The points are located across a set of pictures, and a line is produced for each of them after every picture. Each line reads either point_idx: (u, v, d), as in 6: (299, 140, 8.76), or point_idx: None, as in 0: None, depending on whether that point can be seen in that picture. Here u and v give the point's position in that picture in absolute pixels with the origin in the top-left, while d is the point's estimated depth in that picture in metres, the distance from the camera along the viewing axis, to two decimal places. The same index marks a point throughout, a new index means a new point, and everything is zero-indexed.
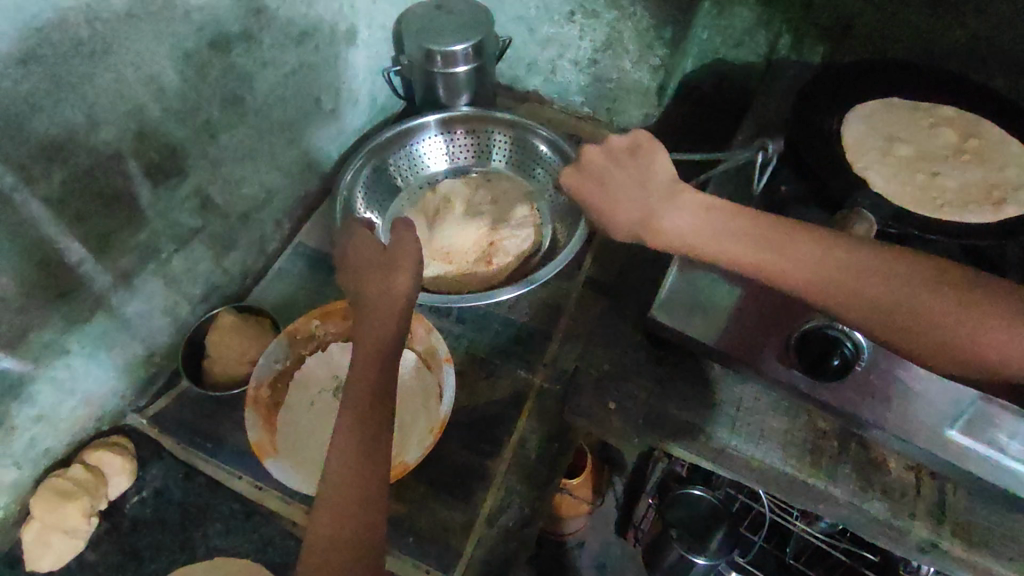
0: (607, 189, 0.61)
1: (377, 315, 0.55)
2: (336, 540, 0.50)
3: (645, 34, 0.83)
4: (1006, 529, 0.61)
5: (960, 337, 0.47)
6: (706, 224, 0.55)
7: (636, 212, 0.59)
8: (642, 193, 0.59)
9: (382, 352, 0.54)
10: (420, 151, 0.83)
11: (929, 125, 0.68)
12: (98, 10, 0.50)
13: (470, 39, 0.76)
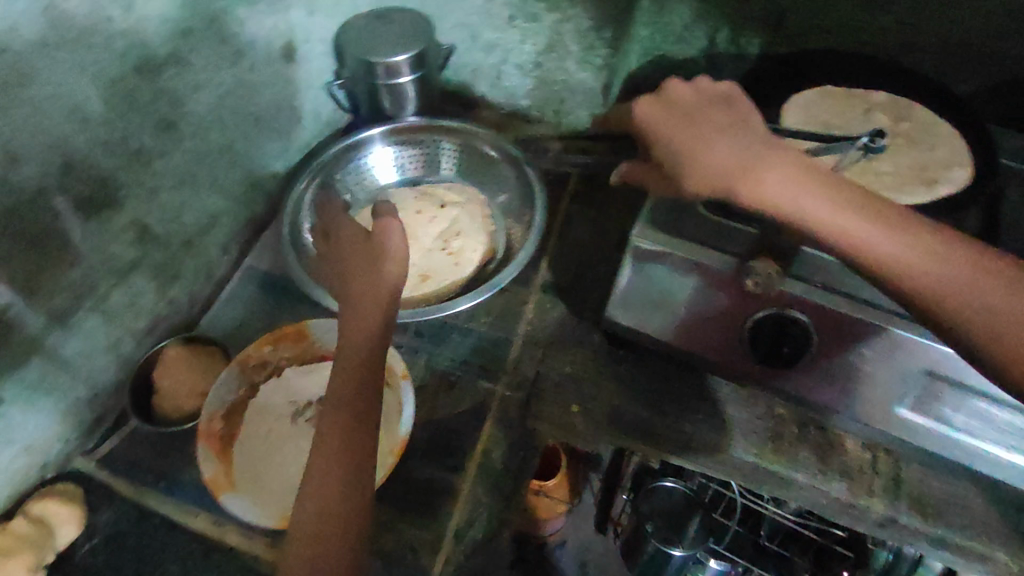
0: (694, 131, 0.59)
1: (368, 306, 0.60)
2: (322, 531, 0.52)
3: (586, 36, 0.96)
4: (954, 496, 0.64)
5: (949, 286, 0.48)
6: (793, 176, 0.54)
7: (733, 155, 0.56)
8: (734, 139, 0.57)
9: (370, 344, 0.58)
10: (368, 164, 0.89)
11: (863, 111, 0.75)
12: (9, 43, 0.52)
13: (411, 50, 0.88)
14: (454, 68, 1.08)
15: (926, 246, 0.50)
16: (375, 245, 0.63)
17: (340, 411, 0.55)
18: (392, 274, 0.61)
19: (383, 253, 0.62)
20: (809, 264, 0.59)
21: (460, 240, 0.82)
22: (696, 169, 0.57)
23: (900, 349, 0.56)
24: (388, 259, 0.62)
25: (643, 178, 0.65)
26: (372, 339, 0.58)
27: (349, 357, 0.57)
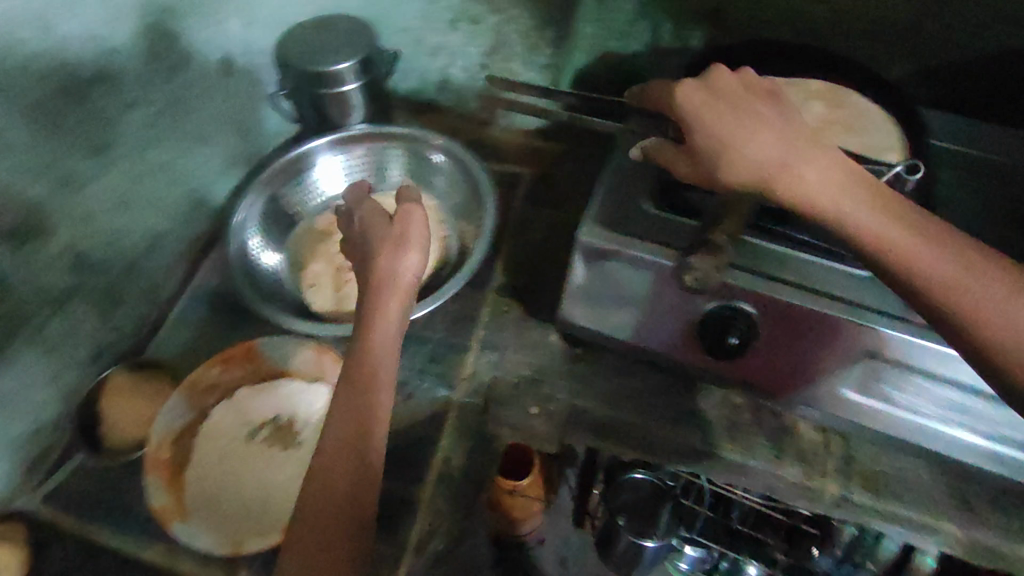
0: (736, 123, 0.56)
1: (396, 286, 0.62)
2: (351, 499, 0.53)
3: (531, 35, 0.97)
4: (903, 472, 0.66)
5: (979, 295, 0.47)
6: (835, 174, 0.53)
7: (773, 149, 0.55)
8: (778, 135, 0.55)
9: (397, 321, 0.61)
10: (315, 176, 0.87)
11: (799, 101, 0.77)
12: None
13: (353, 57, 0.87)
14: (401, 73, 1.05)
15: (938, 244, 0.49)
16: (397, 232, 0.66)
17: (376, 379, 0.57)
18: (416, 264, 0.64)
19: (407, 240, 0.65)
20: (754, 255, 0.60)
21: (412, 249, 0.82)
22: (731, 167, 0.54)
23: (840, 334, 0.57)
24: (412, 249, 0.64)
25: (670, 162, 0.59)
26: (399, 317, 0.61)
27: (382, 330, 0.60)
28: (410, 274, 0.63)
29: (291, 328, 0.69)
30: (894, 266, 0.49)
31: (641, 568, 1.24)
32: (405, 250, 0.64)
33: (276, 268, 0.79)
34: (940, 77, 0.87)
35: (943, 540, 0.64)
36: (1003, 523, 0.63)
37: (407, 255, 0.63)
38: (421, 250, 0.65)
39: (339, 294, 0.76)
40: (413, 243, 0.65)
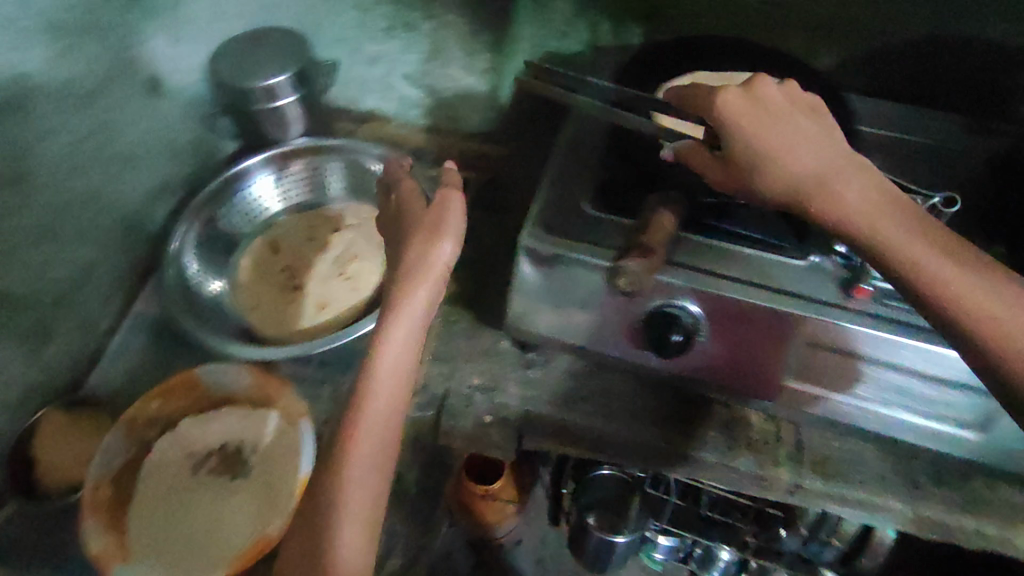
0: (776, 133, 0.54)
1: (424, 280, 0.56)
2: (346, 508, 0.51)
3: (469, 42, 0.95)
4: (852, 454, 0.68)
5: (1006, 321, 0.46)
6: (873, 190, 0.51)
7: (814, 162, 0.53)
8: (819, 149, 0.54)
9: (415, 327, 0.56)
10: (253, 196, 0.84)
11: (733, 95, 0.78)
12: None
13: (286, 71, 0.84)
14: (340, 84, 1.03)
15: (964, 273, 0.48)
16: (431, 220, 0.60)
17: (377, 401, 0.53)
18: (449, 255, 0.58)
19: (440, 229, 0.59)
20: (696, 250, 0.61)
21: (357, 263, 0.79)
22: (764, 181, 0.54)
23: (779, 325, 0.58)
24: (446, 237, 0.58)
25: (703, 166, 0.58)
26: (419, 323, 0.56)
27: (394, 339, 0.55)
28: (442, 264, 0.57)
29: (232, 352, 0.67)
30: (923, 289, 0.48)
31: (616, 562, 1.25)
32: (436, 239, 0.58)
33: (217, 291, 0.77)
34: (874, 64, 0.88)
35: (891, 517, 0.65)
36: (946, 498, 0.65)
37: (439, 245, 0.57)
38: (456, 240, 0.58)
39: (281, 315, 0.75)
40: (446, 233, 0.58)
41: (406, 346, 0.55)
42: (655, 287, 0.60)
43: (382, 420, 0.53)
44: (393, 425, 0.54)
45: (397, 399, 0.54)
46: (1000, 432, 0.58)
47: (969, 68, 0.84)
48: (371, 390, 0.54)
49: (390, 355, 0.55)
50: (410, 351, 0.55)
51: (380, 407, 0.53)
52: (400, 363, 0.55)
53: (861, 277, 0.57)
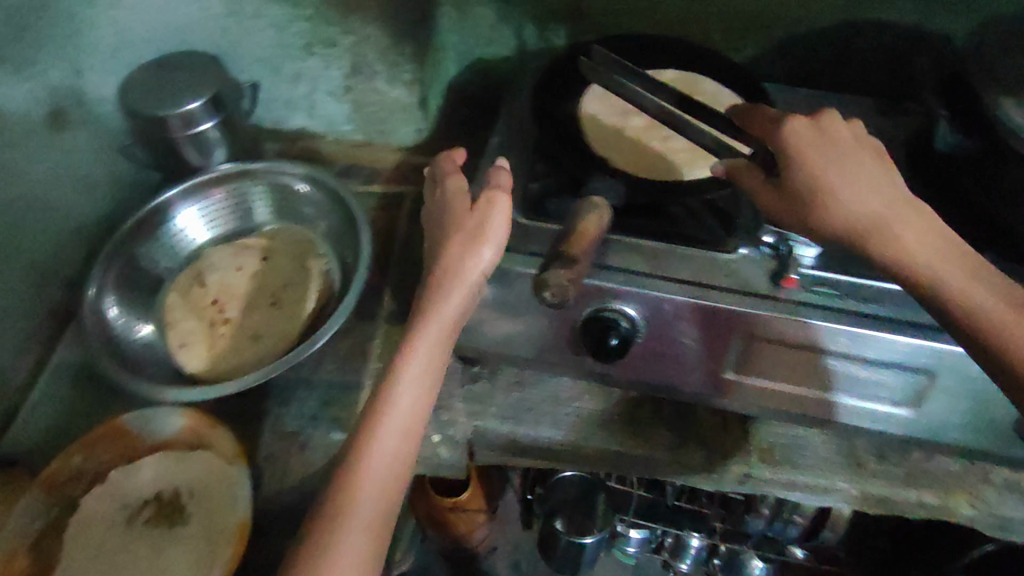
0: (839, 170, 0.53)
1: (459, 287, 0.56)
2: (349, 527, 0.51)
3: (388, 53, 0.89)
4: (795, 438, 0.69)
5: None
6: (935, 238, 0.51)
7: (875, 202, 0.52)
8: (882, 191, 0.53)
9: (444, 339, 0.56)
10: (176, 228, 0.81)
11: None
12: None
13: (201, 96, 0.81)
14: (263, 104, 0.99)
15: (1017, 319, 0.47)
16: (473, 224, 0.57)
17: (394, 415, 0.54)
18: (487, 263, 0.56)
19: (482, 235, 0.57)
20: (624, 252, 0.61)
21: (289, 290, 0.78)
22: (827, 217, 0.52)
23: (713, 320, 0.59)
24: (487, 244, 0.56)
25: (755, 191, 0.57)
26: (448, 331, 0.57)
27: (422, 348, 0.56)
28: (478, 273, 0.56)
29: (164, 396, 0.64)
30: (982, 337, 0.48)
31: (586, 563, 1.23)
32: (475, 246, 0.56)
33: (145, 334, 0.73)
34: (793, 51, 0.90)
35: (840, 498, 0.66)
36: (888, 473, 0.67)
37: (479, 252, 0.56)
38: (497, 248, 0.57)
39: (212, 351, 0.72)
40: (486, 241, 0.56)
41: (433, 356, 0.56)
42: (587, 291, 0.60)
43: (397, 436, 0.54)
44: (408, 440, 0.54)
45: (417, 411, 0.55)
46: (932, 407, 0.59)
47: (880, 50, 0.87)
48: (388, 403, 0.54)
49: (416, 365, 0.55)
50: (436, 362, 0.56)
51: (395, 423, 0.54)
52: (426, 372, 0.56)
53: (788, 267, 0.58)
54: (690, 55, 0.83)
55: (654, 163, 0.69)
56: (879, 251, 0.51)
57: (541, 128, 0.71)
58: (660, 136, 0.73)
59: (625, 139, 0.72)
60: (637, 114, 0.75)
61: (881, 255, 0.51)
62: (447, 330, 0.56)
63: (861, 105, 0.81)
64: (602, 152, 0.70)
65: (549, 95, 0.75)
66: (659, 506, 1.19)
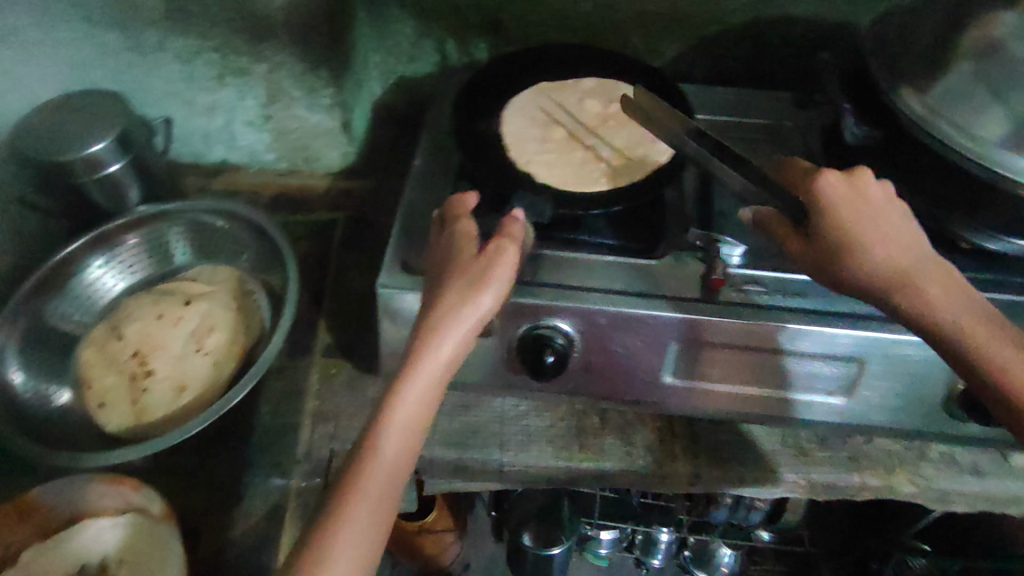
0: (871, 224, 0.51)
1: (455, 334, 0.50)
2: None
3: (305, 78, 0.86)
4: (740, 434, 0.70)
5: None
6: (961, 298, 0.49)
7: (904, 258, 0.51)
8: (909, 246, 0.51)
9: (433, 395, 0.49)
10: (88, 279, 0.78)
11: (576, 101, 0.78)
12: None
13: (105, 138, 0.77)
14: (178, 139, 0.95)
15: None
16: (477, 267, 0.52)
17: (377, 475, 0.46)
18: (487, 311, 0.51)
19: (484, 279, 0.52)
20: (555, 266, 0.62)
21: (215, 335, 0.75)
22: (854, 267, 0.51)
23: (646, 328, 0.59)
24: (487, 289, 0.51)
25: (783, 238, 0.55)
26: (437, 385, 0.50)
27: (413, 401, 0.48)
28: (475, 320, 0.51)
29: (84, 463, 0.60)
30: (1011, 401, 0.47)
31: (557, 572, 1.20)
32: (476, 290, 0.51)
33: (64, 400, 0.69)
34: (711, 51, 0.91)
35: (788, 488, 0.67)
36: (831, 459, 0.68)
37: (478, 298, 0.51)
38: (497, 295, 0.52)
39: (135, 407, 0.68)
40: (489, 285, 0.51)
41: (421, 415, 0.49)
42: (518, 311, 0.59)
43: (378, 501, 0.45)
44: (387, 507, 0.46)
45: (397, 476, 0.47)
46: (866, 393, 0.61)
47: (790, 44, 0.90)
48: (370, 461, 0.46)
49: (402, 420, 0.48)
50: (423, 421, 0.49)
51: (378, 486, 0.46)
52: (409, 434, 0.48)
53: (714, 269, 0.59)
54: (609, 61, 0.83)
55: (580, 175, 0.68)
56: (906, 299, 0.50)
57: (462, 143, 0.69)
58: (583, 145, 0.73)
59: (548, 152, 0.71)
60: (558, 126, 0.74)
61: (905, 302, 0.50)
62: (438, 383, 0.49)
63: (780, 103, 0.82)
64: (525, 166, 0.69)
65: (468, 111, 0.73)
66: (626, 507, 1.16)
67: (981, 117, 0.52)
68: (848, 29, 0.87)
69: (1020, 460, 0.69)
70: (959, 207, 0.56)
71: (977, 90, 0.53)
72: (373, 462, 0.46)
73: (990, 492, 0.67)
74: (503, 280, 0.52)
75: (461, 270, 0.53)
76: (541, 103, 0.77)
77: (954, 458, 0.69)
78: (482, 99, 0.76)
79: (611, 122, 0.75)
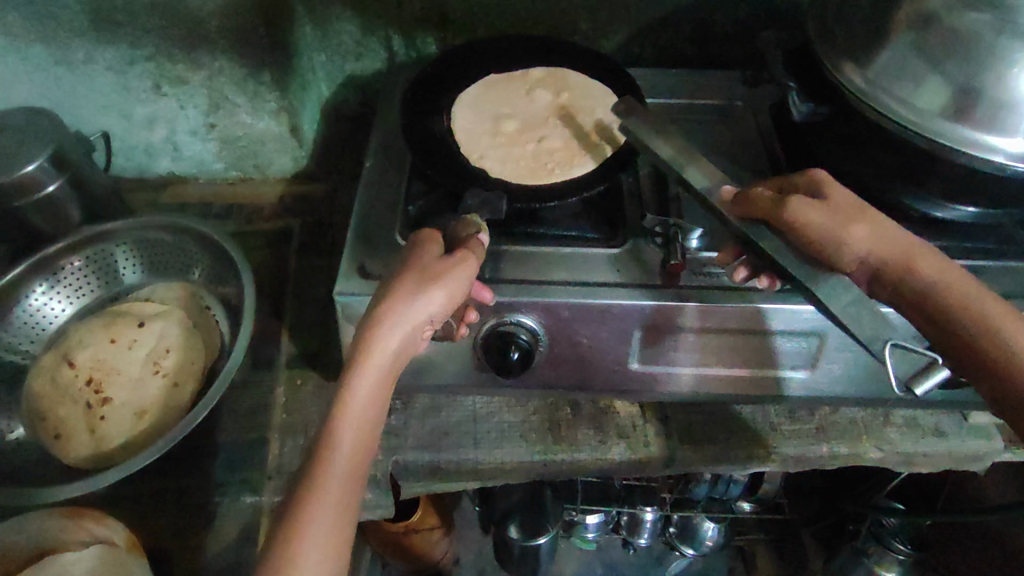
0: (851, 213, 0.51)
1: (402, 331, 0.49)
2: None
3: (247, 83, 0.83)
4: (711, 414, 0.71)
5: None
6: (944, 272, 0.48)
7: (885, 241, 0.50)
8: (885, 230, 0.50)
9: (383, 392, 0.49)
10: (32, 306, 0.76)
11: (527, 92, 0.77)
12: None
13: (39, 158, 0.74)
14: (120, 154, 0.92)
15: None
16: (434, 267, 0.52)
17: (332, 479, 0.46)
18: (438, 308, 0.50)
19: (437, 277, 0.51)
20: (513, 261, 0.62)
21: (173, 355, 0.72)
22: (861, 245, 0.50)
23: (608, 316, 0.59)
24: (439, 287, 0.50)
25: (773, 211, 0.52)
26: (384, 380, 0.49)
27: (362, 400, 0.47)
28: (425, 318, 0.50)
29: (41, 497, 0.59)
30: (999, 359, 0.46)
31: (545, 560, 1.20)
32: (426, 286, 0.50)
33: (20, 433, 0.69)
34: (660, 33, 0.91)
35: (761, 462, 0.68)
36: (800, 432, 0.70)
37: (430, 294, 0.50)
38: (450, 293, 0.51)
39: (93, 436, 0.66)
40: (443, 282, 0.51)
41: (372, 413, 0.48)
42: (481, 309, 0.59)
43: (335, 503, 0.45)
44: (346, 509, 0.45)
45: (353, 476, 0.46)
46: (828, 366, 0.62)
47: (738, 22, 0.90)
48: (325, 463, 0.46)
49: (354, 421, 0.47)
50: (375, 418, 0.48)
51: (335, 488, 0.45)
52: (365, 431, 0.48)
53: (672, 253, 0.59)
54: (558, 49, 0.82)
55: (535, 168, 0.68)
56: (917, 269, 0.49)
57: (411, 142, 0.68)
58: (535, 136, 0.72)
59: (499, 146, 0.70)
60: (508, 119, 0.74)
61: (912, 279, 0.49)
62: (389, 379, 0.49)
63: (729, 83, 0.83)
64: (478, 163, 0.68)
65: (415, 109, 0.72)
66: (609, 490, 1.16)
67: (920, 90, 0.53)
68: (792, 5, 0.88)
69: (979, 418, 0.71)
70: (907, 180, 0.58)
71: (914, 63, 0.54)
72: (328, 463, 0.46)
73: (953, 451, 0.69)
74: (461, 284, 0.52)
75: (418, 268, 0.52)
76: (490, 96, 0.76)
77: (917, 421, 0.71)
78: (431, 95, 0.75)
79: (561, 112, 0.74)
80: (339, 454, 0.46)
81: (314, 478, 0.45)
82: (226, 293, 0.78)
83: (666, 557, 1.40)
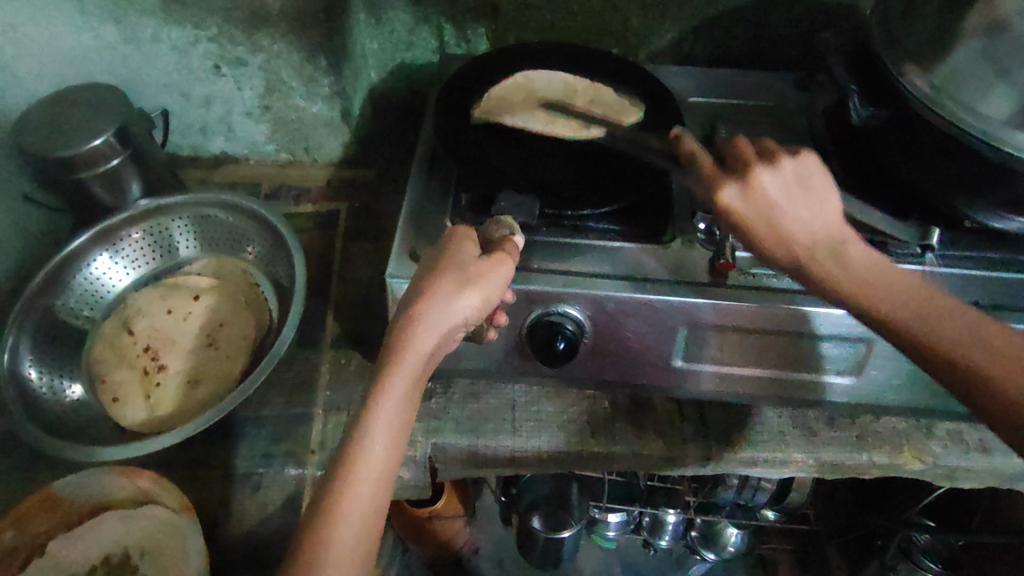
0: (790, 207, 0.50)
1: (437, 330, 0.51)
2: None
3: (303, 67, 0.85)
4: (747, 415, 0.71)
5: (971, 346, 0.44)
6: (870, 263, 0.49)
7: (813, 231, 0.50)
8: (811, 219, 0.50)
9: (416, 387, 0.51)
10: (95, 273, 0.79)
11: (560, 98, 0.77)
12: None
13: (105, 131, 0.76)
14: (178, 131, 0.94)
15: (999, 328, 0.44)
16: (473, 269, 0.53)
17: (367, 470, 0.47)
18: (471, 309, 0.52)
19: (473, 280, 0.52)
20: (560, 252, 0.63)
21: (225, 330, 0.76)
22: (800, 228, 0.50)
23: (655, 312, 0.59)
24: (475, 290, 0.52)
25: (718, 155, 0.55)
26: (417, 375, 0.51)
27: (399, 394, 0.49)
28: (461, 317, 0.52)
29: (100, 454, 0.62)
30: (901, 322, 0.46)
31: (567, 554, 1.20)
32: (462, 288, 0.52)
33: (77, 394, 0.70)
34: (712, 33, 0.91)
35: (795, 466, 0.68)
36: (840, 439, 0.69)
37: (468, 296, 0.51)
38: (486, 296, 0.52)
39: (148, 402, 0.70)
40: (480, 284, 0.52)
41: (405, 407, 0.50)
42: (510, 311, 0.61)
43: (369, 494, 0.47)
44: (378, 500, 0.47)
45: (388, 467, 0.49)
46: (874, 373, 0.61)
47: (791, 24, 0.90)
48: (360, 456, 0.48)
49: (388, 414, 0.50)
50: (408, 413, 0.50)
51: (368, 484, 0.47)
52: (400, 425, 0.50)
53: (723, 253, 0.59)
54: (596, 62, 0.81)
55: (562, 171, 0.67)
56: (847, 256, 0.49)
57: (442, 142, 0.69)
58: None
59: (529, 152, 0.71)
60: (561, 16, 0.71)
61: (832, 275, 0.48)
62: (421, 375, 0.51)
63: (783, 86, 0.82)
64: (514, 165, 0.68)
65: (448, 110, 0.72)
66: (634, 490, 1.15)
67: (991, 99, 0.52)
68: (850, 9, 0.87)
69: None
70: (964, 188, 0.57)
71: (983, 69, 0.53)
72: (363, 456, 0.48)
73: (996, 468, 0.68)
74: (497, 286, 0.54)
75: (456, 267, 0.54)
76: None
77: (961, 435, 0.70)
78: (472, 95, 0.75)
79: None
80: (374, 447, 0.48)
81: (348, 470, 0.47)
82: (272, 271, 0.80)
83: (686, 561, 1.39)
